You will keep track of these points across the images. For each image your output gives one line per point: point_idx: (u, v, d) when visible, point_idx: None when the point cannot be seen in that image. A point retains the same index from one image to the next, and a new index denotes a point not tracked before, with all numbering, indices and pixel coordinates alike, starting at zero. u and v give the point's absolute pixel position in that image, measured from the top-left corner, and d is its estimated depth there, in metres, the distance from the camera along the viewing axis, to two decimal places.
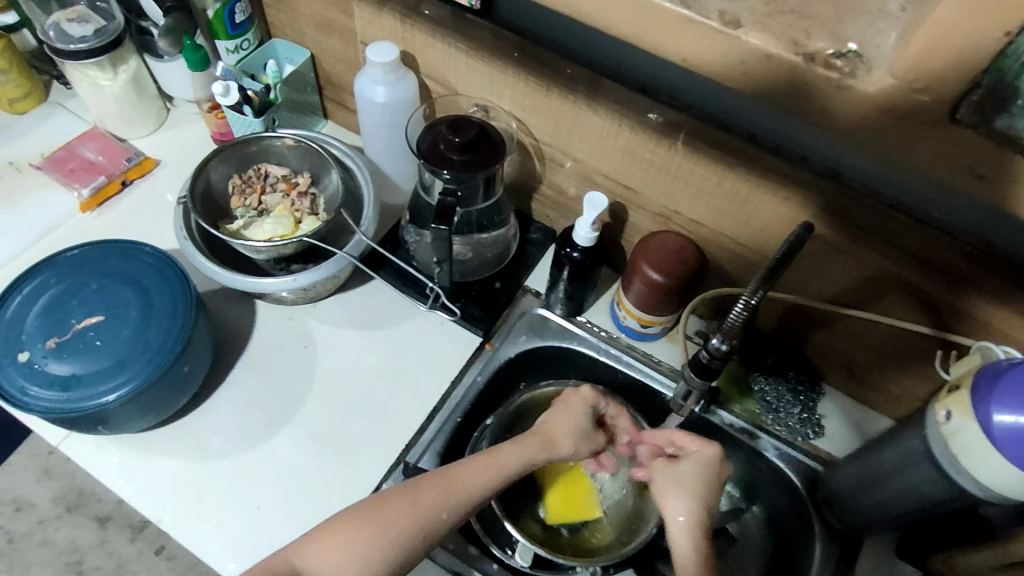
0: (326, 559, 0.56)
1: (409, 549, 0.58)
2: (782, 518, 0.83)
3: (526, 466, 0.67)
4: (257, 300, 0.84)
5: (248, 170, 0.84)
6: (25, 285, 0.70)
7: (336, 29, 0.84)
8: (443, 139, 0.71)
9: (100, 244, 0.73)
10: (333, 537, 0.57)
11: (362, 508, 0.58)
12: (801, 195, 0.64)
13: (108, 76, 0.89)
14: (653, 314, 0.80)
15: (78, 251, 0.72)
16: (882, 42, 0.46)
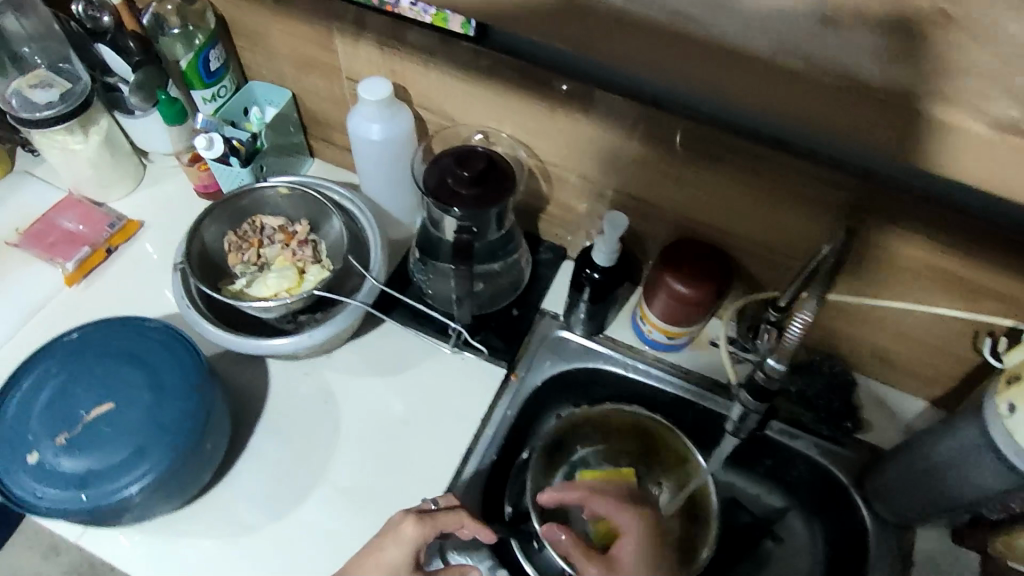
0: None
1: None
2: (830, 516, 0.82)
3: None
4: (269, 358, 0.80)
5: (243, 224, 0.80)
6: (25, 379, 0.65)
7: (320, 66, 0.81)
8: (451, 173, 0.68)
9: (103, 323, 0.68)
10: None
11: None
12: (828, 193, 0.63)
13: (80, 139, 0.84)
14: (679, 326, 0.78)
15: (80, 333, 0.67)
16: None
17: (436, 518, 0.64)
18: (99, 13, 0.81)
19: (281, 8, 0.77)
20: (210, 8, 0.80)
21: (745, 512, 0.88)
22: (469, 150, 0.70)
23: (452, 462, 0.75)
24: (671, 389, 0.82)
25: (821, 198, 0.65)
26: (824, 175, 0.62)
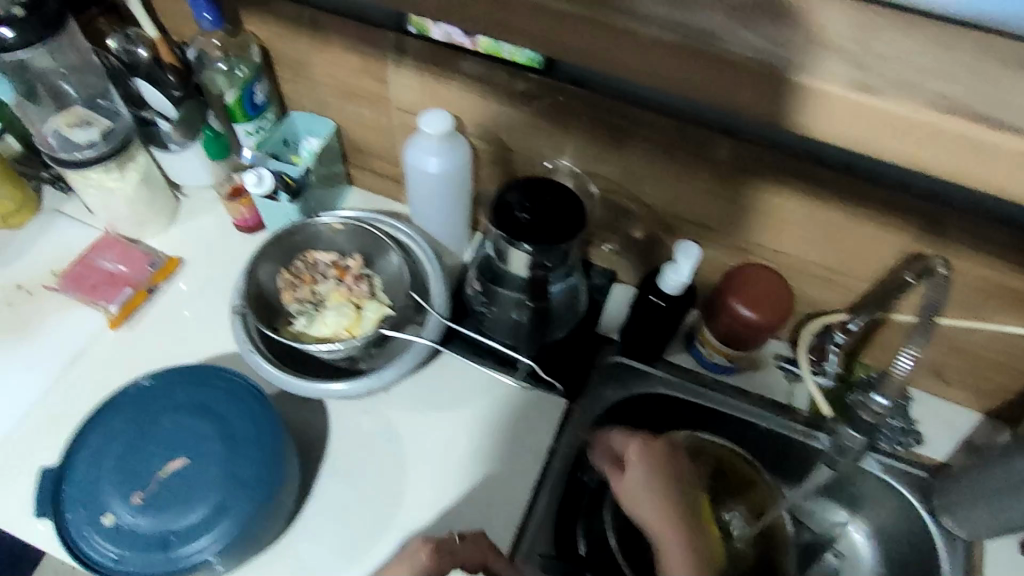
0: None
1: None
2: (894, 533, 0.81)
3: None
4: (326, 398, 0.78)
5: (294, 260, 0.78)
6: (93, 436, 0.62)
7: (370, 97, 0.81)
8: (520, 208, 0.70)
9: (169, 372, 0.66)
10: None
11: None
12: (899, 217, 0.64)
13: (117, 178, 0.82)
14: (740, 350, 0.78)
15: (147, 384, 0.65)
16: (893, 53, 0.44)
17: (454, 549, 0.63)
18: (134, 47, 0.79)
19: (331, 41, 0.76)
20: (253, 40, 0.79)
21: (806, 529, 0.86)
22: (532, 184, 0.71)
23: (523, 500, 0.73)
24: (731, 413, 0.80)
25: (892, 223, 0.65)
26: (897, 200, 0.63)
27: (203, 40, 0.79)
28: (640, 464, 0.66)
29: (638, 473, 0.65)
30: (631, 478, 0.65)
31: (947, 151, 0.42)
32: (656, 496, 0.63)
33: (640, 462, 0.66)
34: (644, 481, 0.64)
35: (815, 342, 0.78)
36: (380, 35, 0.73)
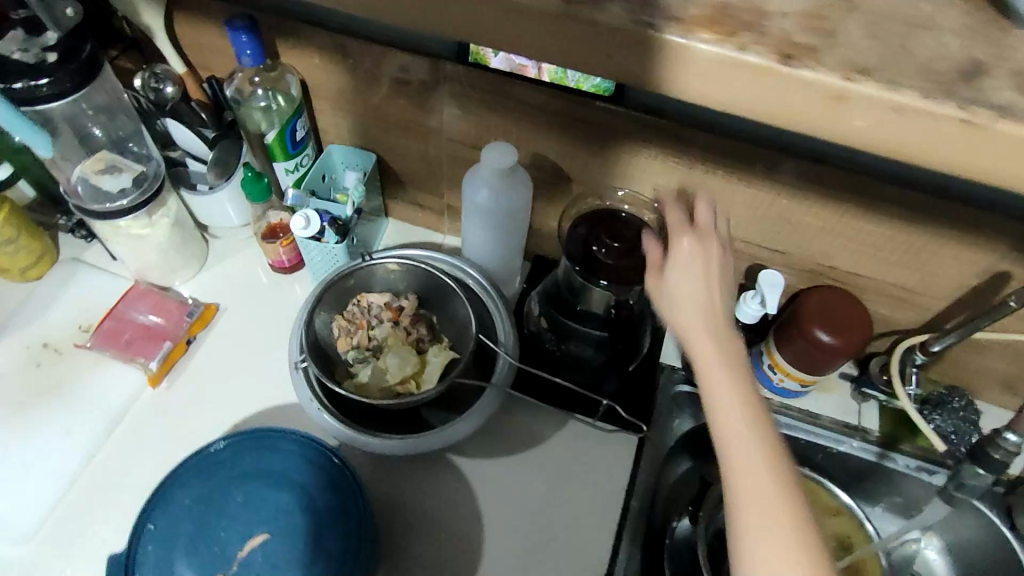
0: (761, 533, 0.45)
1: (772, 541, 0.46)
2: (969, 550, 0.78)
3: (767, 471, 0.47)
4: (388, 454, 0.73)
5: (347, 305, 0.74)
6: (163, 511, 0.59)
7: (417, 128, 0.77)
8: (599, 243, 0.66)
9: (239, 436, 0.63)
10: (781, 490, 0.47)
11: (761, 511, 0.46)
12: (990, 237, 0.62)
13: (145, 225, 0.77)
14: (817, 374, 0.75)
15: (217, 450, 0.62)
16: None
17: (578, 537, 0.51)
18: (162, 84, 0.74)
19: (380, 72, 0.72)
20: (290, 73, 0.74)
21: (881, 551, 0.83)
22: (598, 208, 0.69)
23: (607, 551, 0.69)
24: (801, 436, 0.79)
25: (983, 244, 0.63)
26: (992, 222, 0.61)
27: (239, 76, 0.75)
28: (736, 425, 0.48)
29: (729, 449, 0.48)
30: (700, 305, 0.52)
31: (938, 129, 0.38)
32: (755, 484, 0.46)
33: (728, 425, 0.48)
34: (738, 457, 0.47)
35: (898, 363, 0.74)
36: (435, 65, 0.69)
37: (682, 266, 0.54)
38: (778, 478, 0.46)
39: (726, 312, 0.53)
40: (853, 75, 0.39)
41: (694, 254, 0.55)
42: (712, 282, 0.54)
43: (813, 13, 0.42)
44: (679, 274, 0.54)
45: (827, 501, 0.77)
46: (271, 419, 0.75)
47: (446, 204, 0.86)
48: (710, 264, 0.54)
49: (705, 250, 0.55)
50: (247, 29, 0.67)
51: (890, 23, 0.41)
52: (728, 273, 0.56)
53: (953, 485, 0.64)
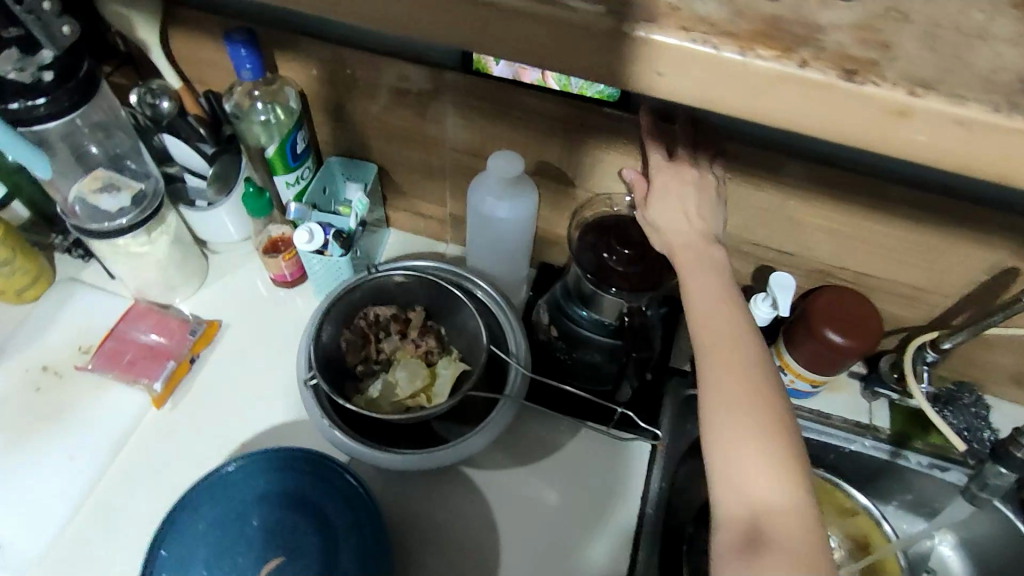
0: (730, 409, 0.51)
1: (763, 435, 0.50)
2: (984, 546, 0.78)
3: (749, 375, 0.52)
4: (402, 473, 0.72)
5: (354, 320, 0.73)
6: (180, 531, 0.59)
7: (419, 138, 0.76)
8: (609, 251, 0.66)
9: (257, 454, 0.63)
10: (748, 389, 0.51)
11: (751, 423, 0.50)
12: (1000, 235, 0.62)
13: (144, 243, 0.76)
14: (828, 375, 0.75)
15: (234, 467, 0.62)
16: None
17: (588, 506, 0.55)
18: (158, 99, 0.72)
19: (381, 82, 0.71)
20: (290, 86, 0.74)
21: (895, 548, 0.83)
22: (605, 193, 0.72)
23: (612, 550, 0.69)
24: (814, 437, 0.78)
25: (993, 242, 0.63)
26: (1003, 220, 0.61)
27: (239, 90, 0.73)
28: (713, 316, 0.54)
29: (699, 330, 0.54)
30: (676, 224, 0.59)
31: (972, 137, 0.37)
32: (722, 364, 0.52)
33: (703, 315, 0.55)
34: (710, 341, 0.53)
35: (910, 362, 0.74)
36: (436, 74, 0.68)
37: (660, 196, 0.60)
38: (760, 389, 0.51)
39: (702, 225, 0.59)
40: (911, 89, 0.36)
41: (672, 183, 0.60)
42: (690, 203, 0.59)
43: (855, 24, 0.38)
44: (659, 201, 0.60)
45: (844, 501, 0.78)
46: (280, 437, 0.74)
47: (449, 213, 0.86)
48: (688, 190, 0.60)
49: (685, 179, 0.60)
50: (247, 43, 0.66)
51: (934, 30, 0.38)
52: (711, 195, 0.60)
53: (976, 486, 0.62)
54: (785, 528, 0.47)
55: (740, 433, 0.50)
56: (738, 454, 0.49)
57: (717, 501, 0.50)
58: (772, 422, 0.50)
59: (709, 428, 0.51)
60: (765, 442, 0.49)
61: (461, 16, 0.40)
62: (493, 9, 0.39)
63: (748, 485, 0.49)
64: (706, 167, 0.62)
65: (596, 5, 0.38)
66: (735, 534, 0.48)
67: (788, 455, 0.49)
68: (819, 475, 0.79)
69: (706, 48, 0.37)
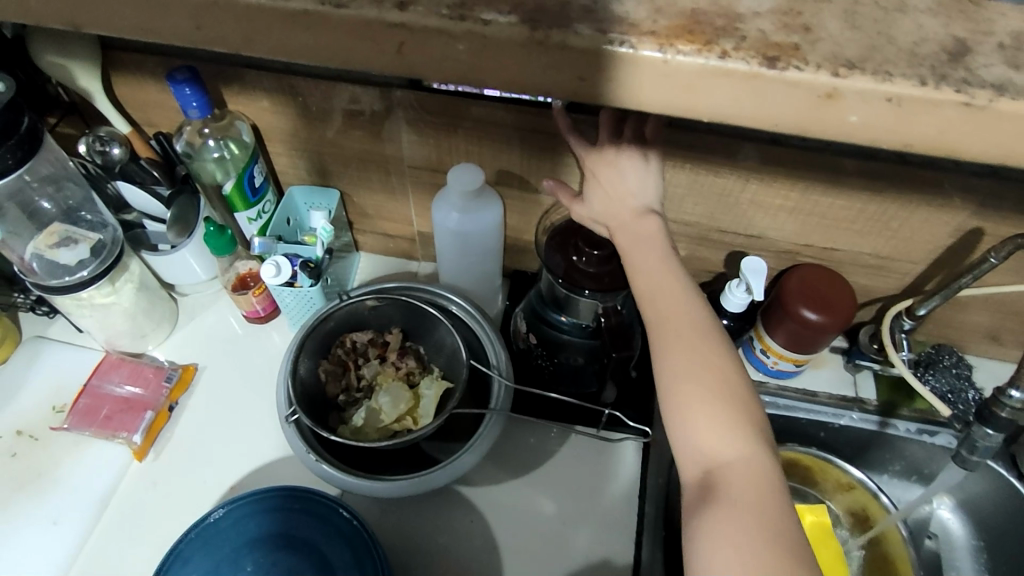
0: (682, 372, 0.51)
1: (720, 397, 0.51)
2: (983, 503, 0.79)
3: (698, 343, 0.52)
4: (397, 501, 0.71)
5: (332, 349, 0.73)
6: None
7: (375, 158, 0.75)
8: (577, 254, 0.66)
9: (242, 497, 0.62)
10: (698, 353, 0.52)
11: (700, 385, 0.51)
12: (956, 197, 0.63)
13: (110, 294, 0.74)
14: (807, 353, 0.75)
15: (222, 511, 0.61)
16: (998, 16, 0.38)
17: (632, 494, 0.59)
18: (108, 146, 0.70)
19: (335, 107, 0.70)
20: (240, 119, 0.72)
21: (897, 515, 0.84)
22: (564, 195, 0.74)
23: (594, 535, 0.69)
24: (803, 416, 0.79)
25: (952, 205, 0.64)
26: (957, 182, 0.61)
27: (190, 129, 0.71)
28: (662, 296, 0.55)
29: (646, 308, 0.55)
30: (612, 213, 0.59)
31: (909, 118, 0.37)
32: (670, 335, 0.53)
33: (646, 289, 0.55)
34: (655, 314, 0.54)
35: (887, 331, 0.74)
36: (384, 94, 0.67)
37: (595, 190, 0.60)
38: (709, 357, 0.52)
39: (634, 201, 0.58)
40: (834, 70, 0.36)
41: (603, 173, 0.59)
42: (621, 184, 0.58)
43: (777, 8, 0.38)
44: (595, 194, 0.60)
45: (839, 477, 0.78)
46: (268, 474, 0.73)
47: (416, 231, 0.85)
48: (618, 174, 0.58)
49: (613, 162, 0.58)
50: (190, 81, 0.64)
51: (856, 6, 0.38)
52: (642, 167, 0.58)
53: (965, 450, 0.62)
54: (739, 483, 0.48)
55: (690, 399, 0.51)
56: (690, 422, 0.51)
57: (678, 462, 0.52)
58: (720, 385, 0.51)
59: (666, 399, 0.52)
60: (714, 404, 0.50)
61: (375, 38, 0.40)
62: (405, 29, 0.39)
63: (704, 450, 0.50)
64: (628, 139, 0.59)
65: (511, 16, 0.38)
66: (696, 492, 0.50)
67: (739, 416, 0.51)
68: (812, 453, 0.79)
69: (624, 49, 0.37)
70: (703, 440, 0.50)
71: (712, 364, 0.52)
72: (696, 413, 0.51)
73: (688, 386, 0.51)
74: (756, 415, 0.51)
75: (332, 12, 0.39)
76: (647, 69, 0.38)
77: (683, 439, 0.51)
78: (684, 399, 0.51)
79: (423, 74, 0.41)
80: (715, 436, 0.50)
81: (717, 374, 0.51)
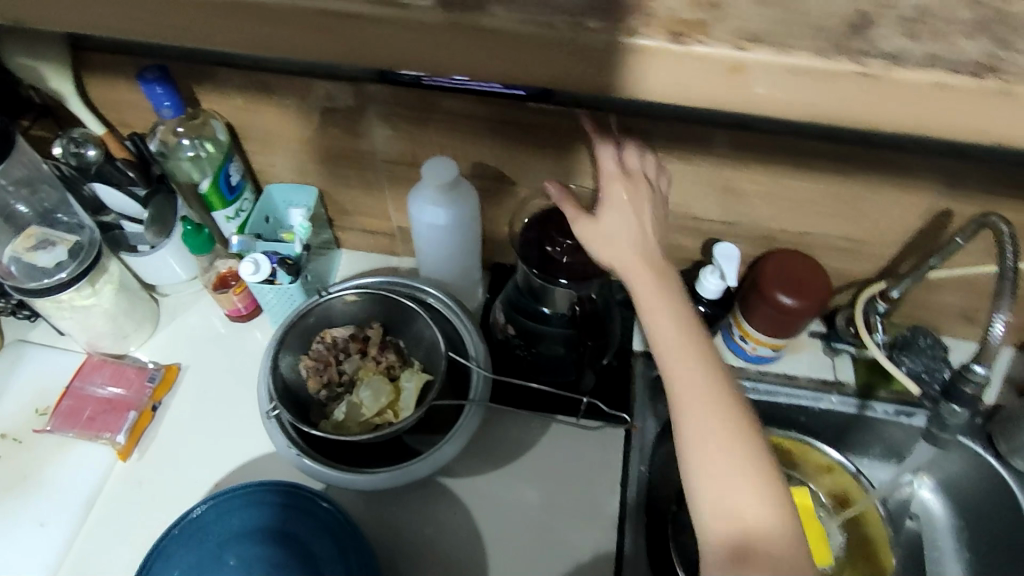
0: (711, 434, 0.52)
1: (746, 455, 0.52)
2: (961, 482, 0.80)
3: (725, 401, 0.53)
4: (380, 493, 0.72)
5: (312, 345, 0.73)
6: None
7: (349, 154, 0.76)
8: (551, 241, 0.67)
9: (220, 495, 0.62)
10: (723, 412, 0.53)
11: (728, 448, 0.52)
12: (921, 178, 0.63)
13: (90, 296, 0.74)
14: (782, 337, 0.76)
15: (202, 509, 0.61)
16: None
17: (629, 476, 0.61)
18: (82, 148, 0.70)
19: (306, 104, 0.70)
20: (215, 118, 0.73)
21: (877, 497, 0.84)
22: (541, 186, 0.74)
23: (577, 522, 0.70)
24: (782, 400, 0.79)
25: (918, 186, 0.64)
26: (919, 163, 0.62)
27: (162, 129, 0.72)
28: (681, 367, 0.54)
29: (663, 362, 0.55)
30: (623, 237, 0.57)
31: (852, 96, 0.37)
32: (694, 394, 0.53)
33: (664, 345, 0.55)
34: (676, 372, 0.54)
35: (861, 314, 0.75)
36: (355, 89, 0.67)
37: (612, 208, 0.58)
38: (732, 415, 0.53)
39: (653, 236, 0.58)
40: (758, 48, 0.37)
41: (628, 196, 0.58)
42: (642, 216, 0.58)
43: None
44: (609, 211, 0.58)
45: (819, 458, 0.79)
46: (253, 470, 0.73)
47: (395, 227, 0.86)
48: (642, 204, 0.58)
49: (641, 192, 0.58)
50: (161, 80, 0.65)
51: None
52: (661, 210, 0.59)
53: (935, 428, 0.63)
54: (771, 546, 0.50)
55: (722, 462, 0.51)
56: (722, 485, 0.51)
57: (700, 526, 0.52)
58: (748, 445, 0.52)
59: (693, 467, 0.52)
60: (746, 467, 0.51)
61: (326, 29, 0.40)
62: (354, 19, 0.39)
63: (736, 511, 0.51)
64: (640, 168, 0.60)
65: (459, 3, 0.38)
66: (724, 557, 0.50)
67: (767, 478, 0.52)
68: (790, 435, 0.80)
69: (569, 33, 0.38)
70: (734, 502, 0.51)
71: (735, 422, 0.53)
72: (726, 475, 0.51)
73: (716, 450, 0.52)
74: (786, 483, 0.52)
75: (282, 3, 0.40)
76: (595, 55, 0.38)
77: (716, 502, 0.51)
78: (714, 462, 0.52)
79: (376, 63, 0.42)
80: (749, 499, 0.51)
81: (741, 433, 0.52)
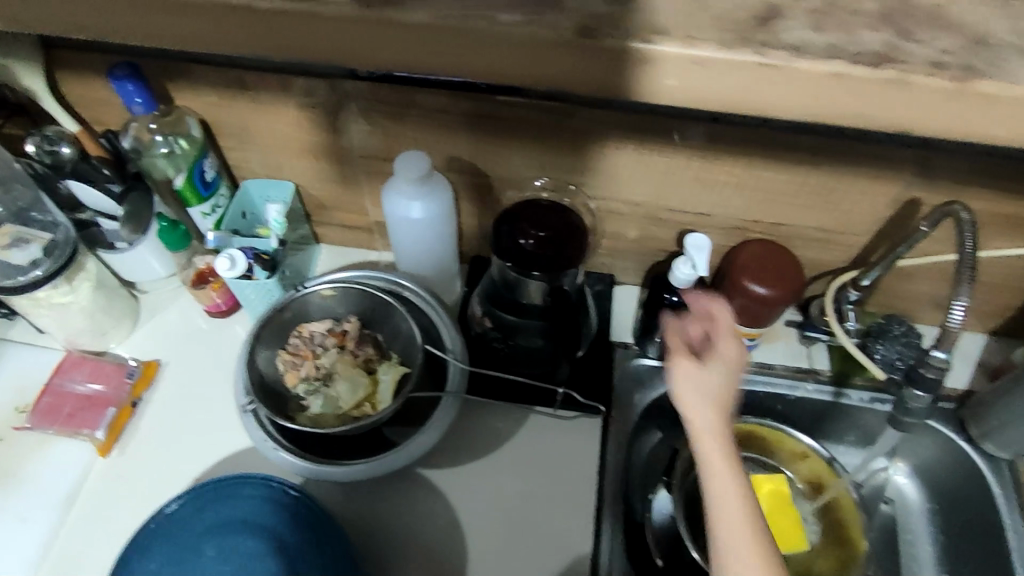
0: None
1: None
2: (935, 467, 0.81)
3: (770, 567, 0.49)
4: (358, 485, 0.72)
5: (289, 339, 0.74)
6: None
7: (324, 149, 0.76)
8: (522, 234, 0.68)
9: (193, 489, 0.63)
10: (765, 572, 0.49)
11: None
12: (887, 167, 0.64)
13: (68, 293, 0.75)
14: (758, 327, 0.76)
15: (176, 506, 0.62)
16: None
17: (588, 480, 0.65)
18: (56, 145, 0.71)
19: (279, 99, 0.70)
20: (189, 114, 0.73)
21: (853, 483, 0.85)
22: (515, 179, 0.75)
23: (554, 511, 0.71)
24: (757, 388, 0.80)
25: (885, 175, 0.65)
26: (884, 153, 0.63)
27: (135, 126, 0.72)
28: (740, 532, 0.50)
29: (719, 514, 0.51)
30: (721, 391, 0.54)
31: None
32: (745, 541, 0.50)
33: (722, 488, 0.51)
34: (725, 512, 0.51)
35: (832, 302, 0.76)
36: (328, 84, 0.68)
37: (716, 365, 0.54)
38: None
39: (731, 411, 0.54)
40: None
41: (720, 359, 0.55)
42: (727, 389, 0.54)
43: None
44: (712, 369, 0.54)
45: (793, 446, 0.81)
46: (232, 464, 0.74)
47: (373, 221, 0.86)
48: (731, 381, 0.55)
49: (733, 377, 0.55)
50: (131, 78, 0.65)
51: None
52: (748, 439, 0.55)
53: (900, 411, 0.64)
54: None
55: None
56: None
57: None
58: None
59: None
60: None
61: None
62: None
63: None
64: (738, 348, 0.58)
65: None
66: None
67: None
68: (764, 424, 0.81)
69: None
70: None
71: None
72: None
73: None
74: None
75: None
76: None
77: None
78: None
79: None
80: None
81: None
